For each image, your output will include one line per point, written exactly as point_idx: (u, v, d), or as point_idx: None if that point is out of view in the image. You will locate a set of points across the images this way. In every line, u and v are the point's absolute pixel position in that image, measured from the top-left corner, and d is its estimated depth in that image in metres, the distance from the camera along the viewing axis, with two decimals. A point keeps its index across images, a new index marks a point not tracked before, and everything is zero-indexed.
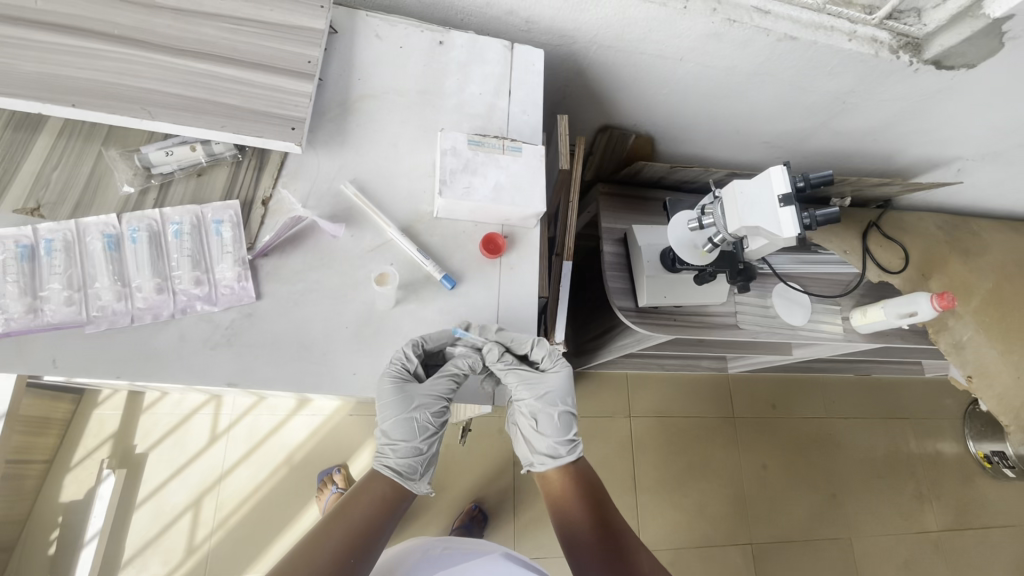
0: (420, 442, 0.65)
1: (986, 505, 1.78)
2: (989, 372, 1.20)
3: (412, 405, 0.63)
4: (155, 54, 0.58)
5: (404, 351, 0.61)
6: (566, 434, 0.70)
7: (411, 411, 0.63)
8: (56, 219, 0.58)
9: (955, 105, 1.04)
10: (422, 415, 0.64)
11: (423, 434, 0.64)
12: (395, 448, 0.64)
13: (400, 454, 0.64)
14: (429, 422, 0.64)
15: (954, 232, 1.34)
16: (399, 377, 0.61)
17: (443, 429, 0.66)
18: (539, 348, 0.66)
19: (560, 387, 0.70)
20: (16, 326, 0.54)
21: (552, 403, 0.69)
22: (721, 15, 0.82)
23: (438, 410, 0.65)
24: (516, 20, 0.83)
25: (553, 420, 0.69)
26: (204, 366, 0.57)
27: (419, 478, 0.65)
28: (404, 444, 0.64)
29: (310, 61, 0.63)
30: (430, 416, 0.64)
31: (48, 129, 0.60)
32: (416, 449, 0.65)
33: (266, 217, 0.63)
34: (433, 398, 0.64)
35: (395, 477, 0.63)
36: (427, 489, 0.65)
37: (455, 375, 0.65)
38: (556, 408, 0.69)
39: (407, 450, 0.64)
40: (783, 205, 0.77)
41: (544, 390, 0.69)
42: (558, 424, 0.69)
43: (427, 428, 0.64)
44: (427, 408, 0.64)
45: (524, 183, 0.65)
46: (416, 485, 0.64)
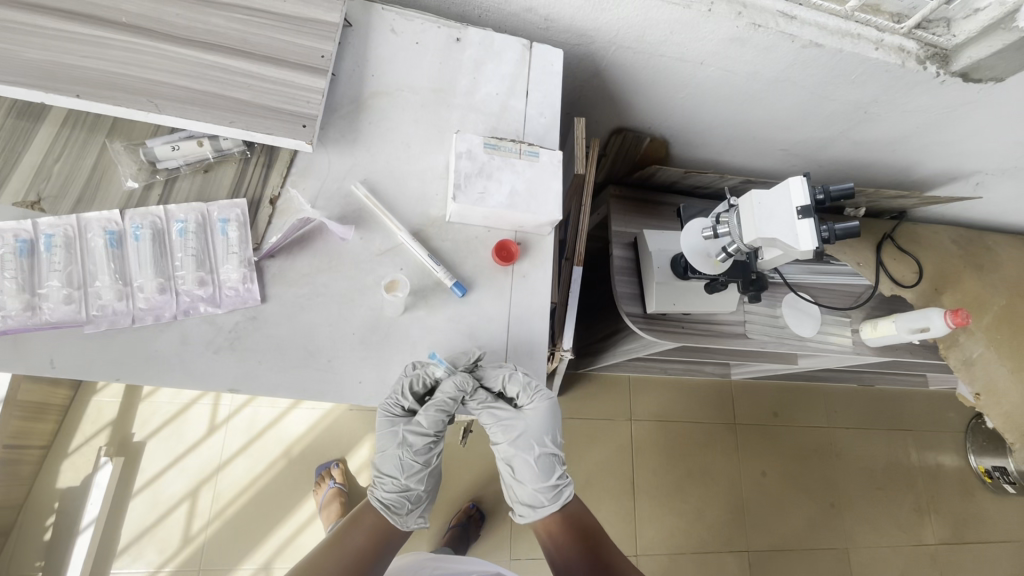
0: (406, 480, 0.65)
1: (985, 520, 1.77)
2: (997, 390, 1.18)
3: (401, 442, 0.65)
4: (164, 44, 0.56)
5: (394, 389, 0.60)
6: (549, 480, 0.67)
7: (397, 448, 0.65)
8: (56, 214, 0.56)
9: (980, 119, 1.01)
10: (406, 452, 0.65)
11: (409, 471, 0.65)
12: (383, 483, 0.66)
13: (387, 490, 0.66)
14: (413, 460, 0.65)
15: (969, 246, 1.31)
16: (391, 414, 0.65)
17: (431, 469, 0.66)
18: (512, 382, 0.62)
19: (534, 432, 0.67)
20: (14, 324, 0.52)
21: (529, 448, 0.67)
22: (746, 19, 0.80)
23: (424, 450, 0.65)
24: (534, 18, 0.81)
25: (530, 467, 0.67)
26: (206, 370, 0.55)
27: (408, 513, 0.67)
28: (389, 480, 0.66)
29: (324, 56, 0.61)
30: (414, 455, 0.65)
31: (50, 119, 0.58)
32: (400, 485, 0.66)
33: (273, 217, 0.61)
34: (421, 436, 0.64)
35: (381, 510, 0.66)
36: (413, 527, 0.67)
37: (443, 406, 0.62)
38: (535, 452, 0.67)
39: (394, 485, 0.66)
40: (801, 217, 0.75)
41: (519, 433, 0.67)
42: (536, 469, 0.67)
43: (412, 466, 0.65)
44: (411, 447, 0.65)
45: (541, 190, 0.63)
46: (400, 520, 0.66)
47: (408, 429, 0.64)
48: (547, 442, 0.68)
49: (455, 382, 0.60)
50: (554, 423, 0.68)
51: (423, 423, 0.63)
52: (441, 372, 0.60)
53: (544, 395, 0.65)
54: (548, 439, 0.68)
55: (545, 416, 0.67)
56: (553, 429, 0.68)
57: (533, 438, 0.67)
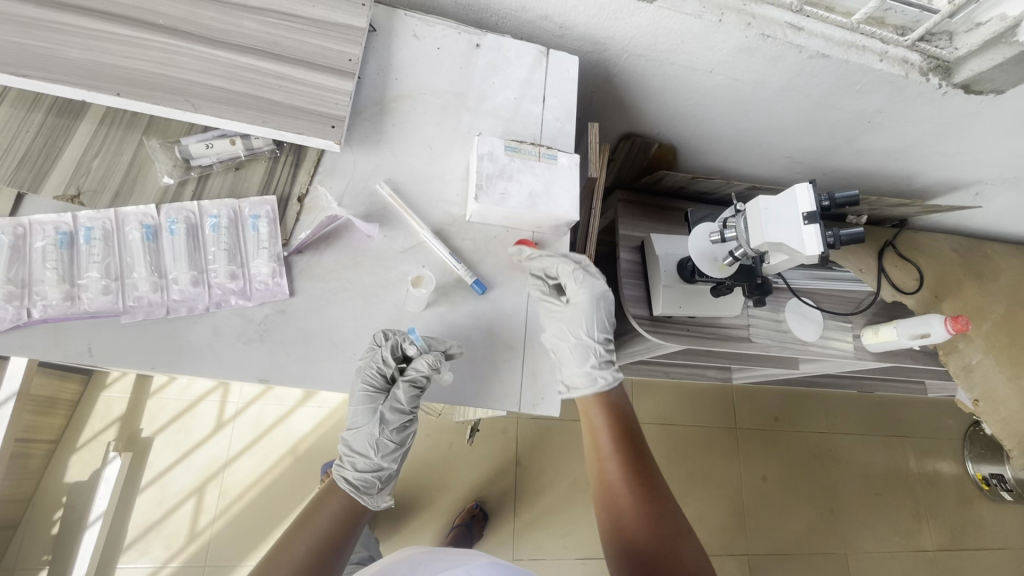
0: (379, 459, 0.64)
1: (982, 527, 1.79)
2: (995, 396, 1.20)
3: (376, 417, 0.63)
4: (200, 46, 0.58)
5: (377, 359, 0.59)
6: (593, 366, 0.69)
7: (372, 425, 0.63)
8: (95, 207, 0.58)
9: (979, 130, 1.04)
10: (381, 430, 0.63)
11: (383, 450, 0.64)
12: (354, 461, 0.64)
13: (358, 469, 0.64)
14: (388, 439, 0.63)
15: (969, 254, 1.33)
16: (370, 391, 0.62)
17: (405, 445, 0.65)
18: (568, 275, 0.68)
19: (579, 320, 0.69)
20: (53, 313, 0.54)
21: (568, 334, 0.67)
22: (756, 30, 0.82)
23: (400, 427, 0.64)
24: (550, 25, 0.83)
25: (570, 351, 0.67)
26: (236, 360, 0.57)
27: (378, 492, 0.65)
28: (361, 458, 0.64)
29: (351, 59, 0.63)
30: (389, 434, 0.63)
31: (89, 116, 0.60)
32: (373, 465, 0.64)
33: (301, 214, 0.62)
34: (397, 413, 0.63)
35: (349, 491, 0.63)
36: (383, 507, 0.64)
37: (417, 381, 0.60)
38: (573, 341, 0.67)
39: (366, 464, 0.64)
40: (807, 223, 0.77)
41: (563, 324, 0.68)
42: (575, 356, 0.68)
43: (386, 445, 0.64)
44: (386, 425, 0.63)
45: (562, 192, 0.65)
46: (370, 500, 0.64)
47: (386, 407, 0.62)
48: (591, 332, 0.70)
49: (425, 361, 0.57)
50: (600, 313, 0.71)
51: (401, 400, 0.62)
52: (414, 349, 0.58)
53: (597, 286, 0.70)
54: (592, 328, 0.70)
55: (589, 307, 0.69)
56: (601, 318, 0.72)
57: (578, 325, 0.69)
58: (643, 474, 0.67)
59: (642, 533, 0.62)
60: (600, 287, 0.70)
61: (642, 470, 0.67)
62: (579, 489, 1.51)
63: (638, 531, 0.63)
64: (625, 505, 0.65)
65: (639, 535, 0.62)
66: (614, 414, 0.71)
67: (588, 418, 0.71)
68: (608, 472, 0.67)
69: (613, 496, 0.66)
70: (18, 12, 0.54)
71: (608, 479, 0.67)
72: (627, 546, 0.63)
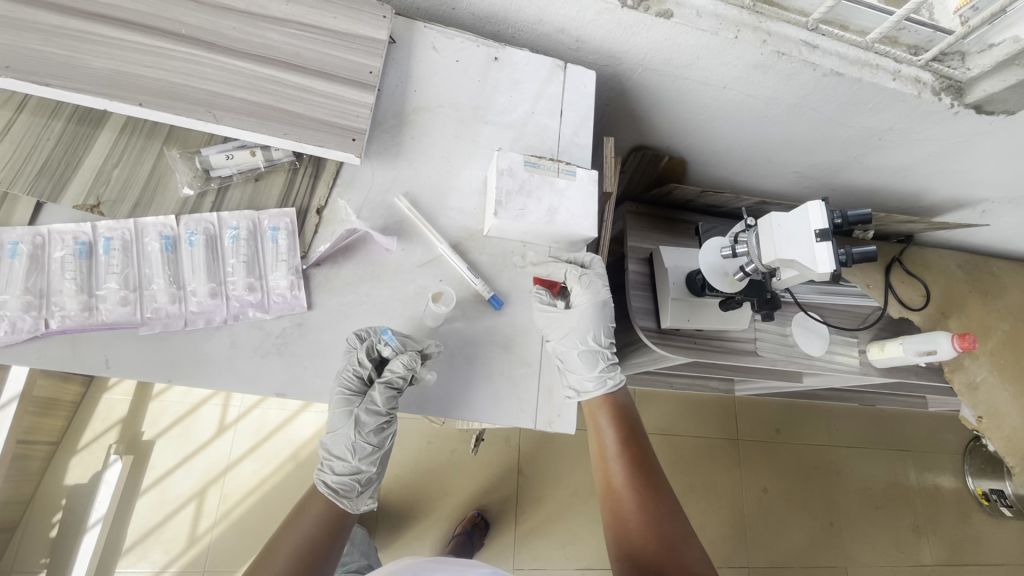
0: (358, 461, 0.61)
1: (981, 542, 1.78)
2: (999, 413, 1.20)
3: (351, 421, 0.60)
4: (223, 57, 0.58)
5: (353, 361, 0.58)
6: (603, 369, 0.71)
7: (348, 428, 0.60)
8: (115, 217, 0.57)
9: (988, 149, 1.04)
10: (358, 432, 0.60)
11: (361, 452, 0.61)
12: (332, 464, 0.62)
13: (337, 472, 0.62)
14: (365, 442, 0.61)
15: (974, 271, 1.34)
16: (346, 393, 0.59)
17: (383, 446, 0.63)
18: (575, 280, 0.69)
19: (586, 324, 0.70)
20: (72, 324, 0.53)
21: (575, 342, 0.68)
22: (771, 47, 0.83)
23: (377, 429, 0.61)
24: (566, 39, 0.84)
25: (578, 357, 0.68)
26: (254, 373, 0.56)
27: (358, 495, 0.62)
28: (339, 461, 0.62)
29: (372, 72, 0.64)
30: (365, 436, 0.61)
31: (109, 125, 0.60)
32: (351, 468, 0.61)
33: (320, 227, 0.62)
34: (372, 415, 0.60)
35: (329, 494, 0.61)
36: (364, 510, 0.62)
37: (393, 383, 0.59)
38: (580, 346, 0.68)
39: (344, 467, 0.62)
40: (819, 240, 0.76)
41: (571, 330, 0.67)
42: (582, 362, 0.69)
43: (364, 448, 0.61)
44: (362, 427, 0.60)
45: (580, 209, 0.66)
46: (350, 503, 0.61)
47: (362, 410, 0.60)
48: (598, 336, 0.71)
49: (403, 360, 0.57)
50: (603, 316, 0.72)
51: (376, 402, 0.60)
52: (390, 350, 0.58)
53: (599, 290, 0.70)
54: (600, 333, 0.72)
55: (596, 309, 0.71)
56: (607, 318, 0.73)
57: (586, 331, 0.70)
58: (655, 497, 0.65)
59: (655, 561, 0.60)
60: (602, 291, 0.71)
61: (654, 493, 0.65)
62: (580, 497, 1.51)
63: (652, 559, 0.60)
64: (636, 530, 0.63)
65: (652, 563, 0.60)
66: (624, 434, 0.70)
67: (597, 439, 0.70)
68: (619, 495, 0.66)
69: (625, 522, 0.64)
70: (42, 20, 0.54)
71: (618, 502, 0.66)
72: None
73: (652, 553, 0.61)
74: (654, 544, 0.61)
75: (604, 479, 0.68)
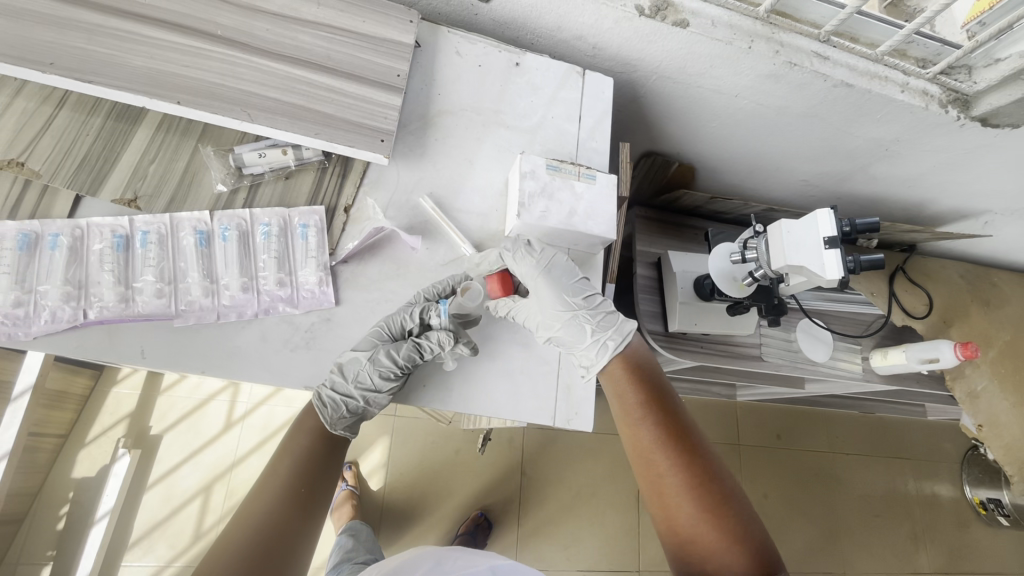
0: (352, 387, 0.61)
1: (979, 551, 1.79)
2: (999, 423, 1.22)
3: (373, 354, 0.61)
4: (257, 58, 0.60)
5: (408, 311, 0.63)
6: (601, 331, 0.66)
7: (368, 357, 0.61)
8: (151, 211, 0.61)
9: (992, 162, 1.06)
10: (370, 368, 0.60)
11: (362, 384, 0.61)
12: (334, 378, 0.61)
13: (333, 388, 0.61)
14: (370, 378, 0.61)
15: (976, 282, 1.36)
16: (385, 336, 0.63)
17: (378, 395, 0.62)
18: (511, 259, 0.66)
19: (554, 296, 0.65)
20: (109, 314, 0.57)
21: (548, 324, 0.65)
22: (783, 58, 0.85)
23: (385, 377, 0.61)
24: (584, 46, 0.85)
25: (567, 333, 0.65)
26: (284, 366, 0.60)
27: (336, 419, 0.62)
28: (340, 379, 0.61)
29: (400, 75, 0.65)
30: (373, 376, 0.60)
31: (146, 123, 0.64)
32: (347, 391, 0.61)
33: (347, 225, 0.65)
34: (391, 362, 0.61)
35: (316, 401, 0.60)
36: (336, 431, 0.62)
37: (421, 346, 0.61)
38: (561, 321, 0.65)
39: (340, 386, 0.61)
40: (828, 247, 0.78)
41: (540, 315, 0.65)
42: (575, 333, 0.65)
43: (366, 383, 0.61)
44: (377, 364, 0.60)
45: (600, 212, 0.67)
46: (329, 417, 0.61)
47: (390, 351, 0.60)
48: (571, 298, 0.66)
49: (438, 337, 0.61)
50: (565, 273, 0.67)
51: (402, 353, 0.61)
52: (438, 320, 0.62)
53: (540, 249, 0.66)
54: (573, 295, 0.66)
55: (557, 273, 0.66)
56: (573, 276, 0.68)
57: (560, 303, 0.65)
58: (697, 458, 0.57)
59: (706, 532, 0.53)
60: (543, 250, 0.66)
61: (696, 454, 0.57)
62: (581, 500, 1.52)
63: (702, 531, 0.53)
64: (680, 504, 0.54)
65: (703, 534, 0.53)
66: (651, 395, 0.61)
67: (621, 406, 0.61)
68: (657, 464, 0.56)
69: (668, 493, 0.55)
70: (83, 19, 0.55)
71: (654, 472, 0.57)
72: (691, 549, 0.53)
73: (703, 524, 0.53)
74: (704, 514, 0.53)
75: (635, 448, 0.59)
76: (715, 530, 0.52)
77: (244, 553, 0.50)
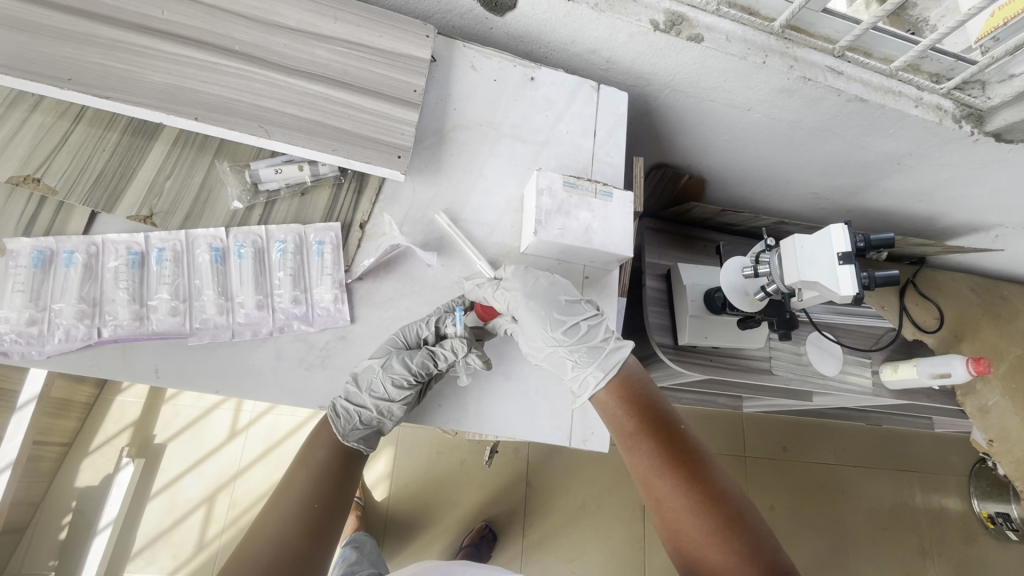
0: (366, 398, 0.60)
1: (989, 567, 1.76)
2: (1011, 437, 1.19)
3: (384, 362, 0.60)
4: (274, 74, 0.59)
5: (422, 319, 0.64)
6: (582, 367, 0.62)
7: (380, 365, 0.60)
8: (166, 228, 0.61)
9: (1003, 176, 1.06)
10: (382, 376, 0.60)
11: (376, 394, 0.60)
12: (350, 391, 0.61)
13: (349, 401, 0.60)
14: (383, 388, 0.60)
15: (986, 295, 1.34)
16: (399, 344, 0.63)
17: (392, 405, 0.60)
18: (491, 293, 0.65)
19: (535, 329, 0.63)
20: (124, 333, 0.57)
21: (533, 352, 0.65)
22: (798, 73, 0.84)
23: (399, 386, 0.60)
24: (597, 59, 0.85)
25: (550, 363, 0.64)
26: (299, 385, 0.61)
27: (350, 432, 0.61)
28: (355, 390, 0.60)
29: (416, 90, 0.65)
30: (386, 384, 0.60)
31: (162, 138, 0.64)
32: (361, 402, 0.61)
33: (362, 241, 0.66)
34: (404, 370, 0.60)
35: (332, 415, 0.60)
36: (351, 443, 0.61)
37: (432, 355, 0.61)
38: (544, 350, 0.64)
39: (355, 398, 0.61)
40: (842, 263, 0.76)
41: (525, 338, 0.65)
42: (556, 362, 0.63)
43: (379, 392, 0.60)
44: (389, 371, 0.60)
45: (616, 229, 0.67)
46: (342, 429, 0.60)
47: (401, 358, 0.60)
48: (552, 332, 0.63)
49: (453, 344, 0.61)
50: (545, 301, 0.63)
51: (413, 363, 0.60)
52: (454, 328, 0.63)
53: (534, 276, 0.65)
54: (553, 329, 0.63)
55: (535, 306, 0.62)
56: (557, 303, 0.64)
57: (540, 338, 0.64)
58: (698, 476, 0.55)
59: (714, 553, 0.51)
60: (529, 282, 0.64)
61: (696, 472, 0.55)
62: (586, 512, 1.49)
63: (708, 552, 0.52)
64: (688, 527, 0.53)
65: (711, 556, 0.51)
66: (647, 416, 0.59)
67: (617, 432, 0.59)
68: (657, 488, 0.55)
69: (672, 517, 0.54)
70: (101, 34, 0.55)
71: (659, 496, 0.55)
72: (699, 572, 0.52)
73: (709, 545, 0.52)
74: (708, 535, 0.52)
75: (637, 473, 0.57)
76: (721, 550, 0.51)
77: (262, 566, 0.50)
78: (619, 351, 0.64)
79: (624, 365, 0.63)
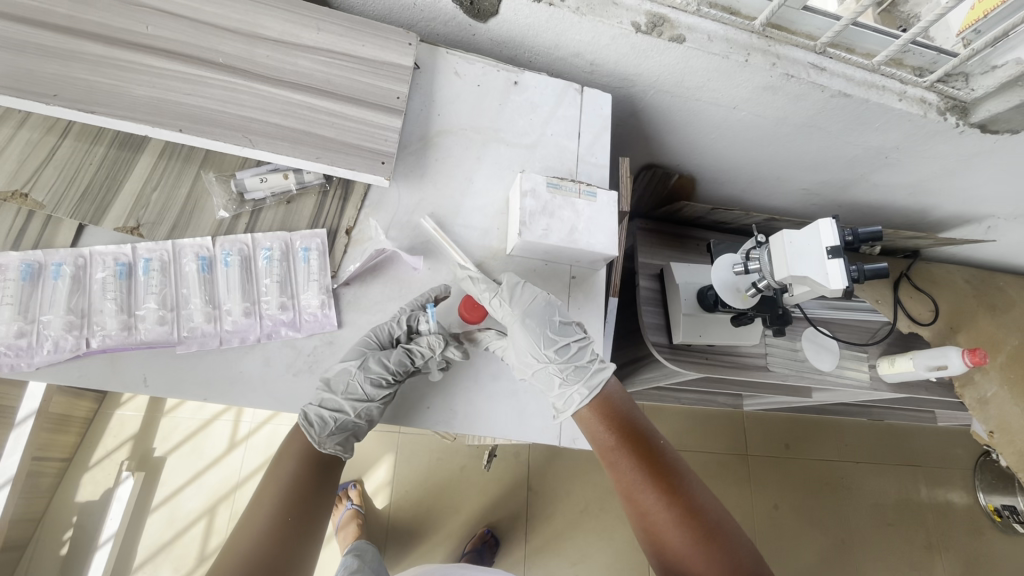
0: (342, 400, 0.61)
1: (997, 561, 1.75)
2: (1011, 428, 1.19)
3: (360, 363, 0.61)
4: (258, 85, 0.60)
5: (394, 318, 0.64)
6: (569, 384, 0.62)
7: (354, 367, 0.61)
8: (154, 239, 0.62)
9: (991, 167, 1.06)
10: (356, 377, 0.61)
11: (352, 395, 0.61)
12: (324, 398, 0.61)
13: (323, 405, 0.61)
14: (360, 389, 0.61)
15: (982, 286, 1.34)
16: (372, 343, 0.64)
17: (371, 405, 0.62)
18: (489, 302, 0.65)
19: (528, 343, 0.63)
20: (111, 343, 0.58)
21: (522, 367, 0.64)
22: (780, 70, 0.84)
23: (376, 383, 0.61)
24: (581, 62, 0.86)
25: (536, 376, 0.64)
26: (287, 391, 0.61)
27: (327, 436, 0.61)
28: (330, 396, 0.61)
29: (399, 97, 0.66)
30: (361, 384, 0.61)
31: (149, 149, 0.65)
32: (337, 405, 0.61)
33: (349, 247, 0.67)
34: (379, 368, 0.61)
35: (303, 424, 0.60)
36: (329, 451, 0.61)
37: (409, 353, 0.62)
38: (533, 367, 0.63)
39: (332, 403, 0.61)
40: (830, 257, 0.76)
41: (515, 354, 0.65)
42: (545, 378, 0.63)
43: (356, 394, 0.61)
44: (366, 372, 0.60)
45: (601, 228, 0.67)
46: (317, 437, 0.60)
47: (376, 358, 0.61)
48: (544, 349, 0.63)
49: (429, 340, 0.61)
50: (541, 321, 0.63)
51: (389, 360, 0.61)
52: (427, 325, 0.63)
53: (527, 296, 0.65)
54: (546, 347, 0.63)
55: (533, 324, 0.63)
56: (551, 323, 0.64)
57: (532, 353, 0.63)
58: (679, 489, 0.55)
59: (698, 564, 0.52)
60: (528, 302, 0.64)
61: (677, 485, 0.56)
62: (588, 514, 1.49)
63: (691, 563, 0.52)
64: (671, 540, 0.53)
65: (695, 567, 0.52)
66: (628, 432, 0.59)
67: (599, 448, 0.59)
68: (641, 501, 0.55)
69: (656, 530, 0.54)
70: (86, 50, 0.56)
71: (643, 511, 0.55)
72: None
73: (692, 556, 0.52)
74: (692, 546, 0.53)
75: (621, 487, 0.57)
76: (705, 561, 0.52)
77: None
78: (602, 371, 0.63)
79: (606, 386, 0.63)
